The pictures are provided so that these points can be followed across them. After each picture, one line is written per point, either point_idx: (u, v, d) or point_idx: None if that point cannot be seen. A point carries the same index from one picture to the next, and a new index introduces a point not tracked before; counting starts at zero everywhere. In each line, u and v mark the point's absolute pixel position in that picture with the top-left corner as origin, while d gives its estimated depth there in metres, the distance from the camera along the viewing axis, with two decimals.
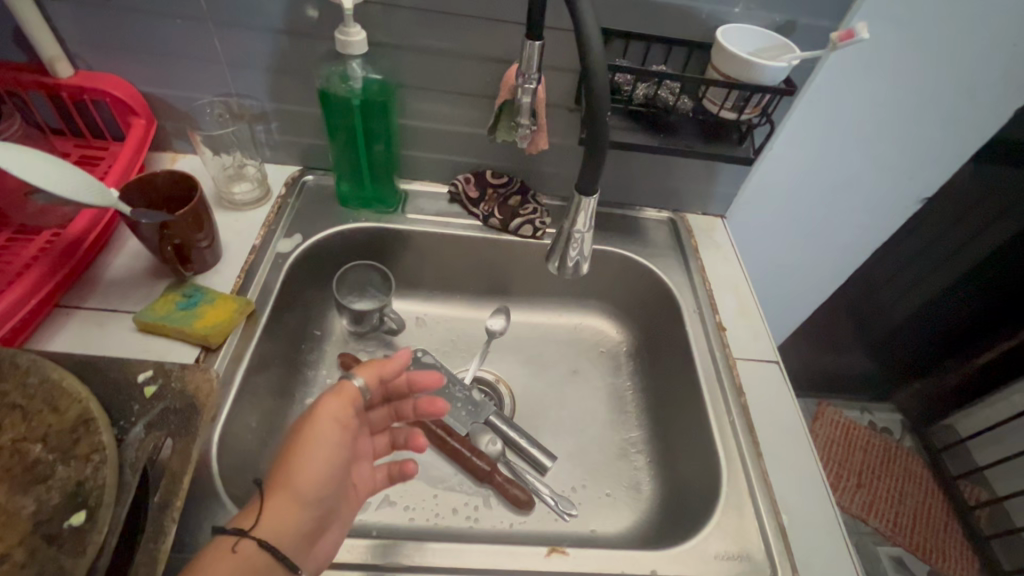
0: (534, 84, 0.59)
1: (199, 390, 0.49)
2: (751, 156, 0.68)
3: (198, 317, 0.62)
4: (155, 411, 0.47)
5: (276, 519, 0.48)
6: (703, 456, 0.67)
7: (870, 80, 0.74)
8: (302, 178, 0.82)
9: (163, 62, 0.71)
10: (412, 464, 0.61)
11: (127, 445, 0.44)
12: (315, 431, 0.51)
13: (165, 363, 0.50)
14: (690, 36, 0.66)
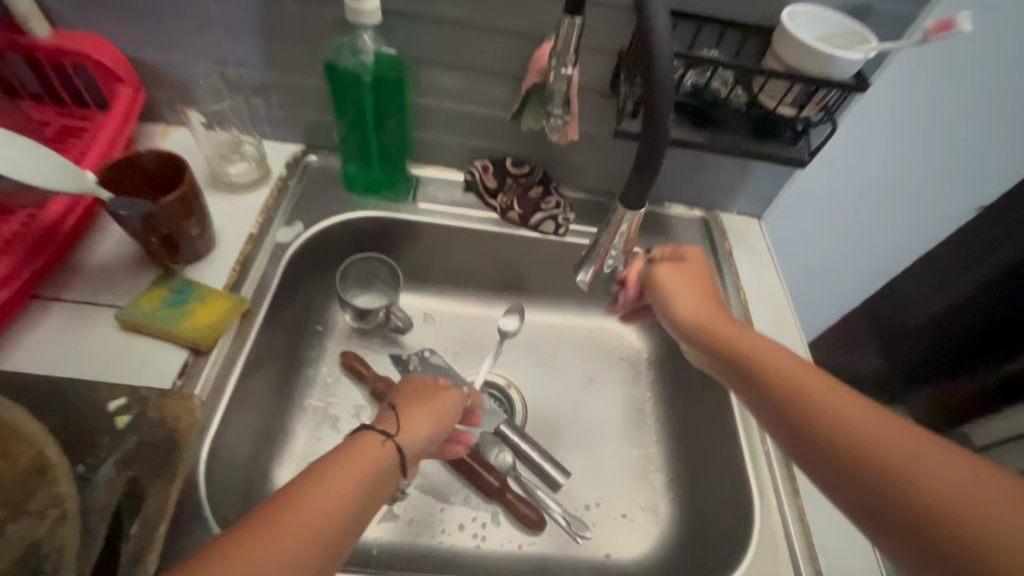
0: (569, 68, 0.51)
1: (175, 423, 0.46)
2: (806, 158, 0.61)
3: (191, 316, 0.56)
4: (124, 449, 0.44)
5: (406, 436, 0.49)
6: (732, 483, 0.62)
7: (934, 77, 0.70)
8: (305, 159, 0.75)
9: (152, 23, 0.63)
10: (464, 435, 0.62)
11: (94, 487, 0.42)
12: (437, 395, 0.54)
13: (138, 391, 0.47)
14: (750, 17, 0.57)
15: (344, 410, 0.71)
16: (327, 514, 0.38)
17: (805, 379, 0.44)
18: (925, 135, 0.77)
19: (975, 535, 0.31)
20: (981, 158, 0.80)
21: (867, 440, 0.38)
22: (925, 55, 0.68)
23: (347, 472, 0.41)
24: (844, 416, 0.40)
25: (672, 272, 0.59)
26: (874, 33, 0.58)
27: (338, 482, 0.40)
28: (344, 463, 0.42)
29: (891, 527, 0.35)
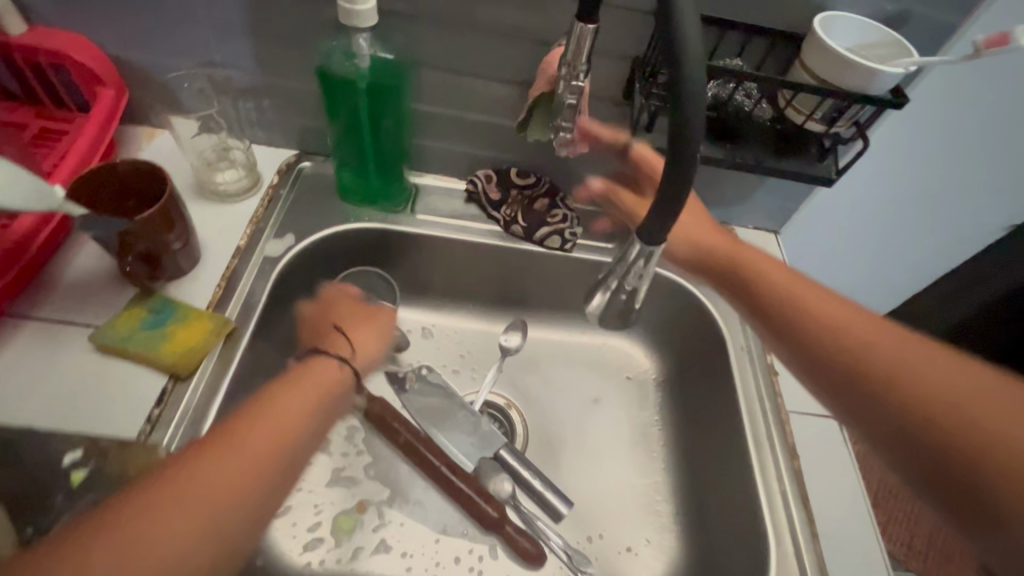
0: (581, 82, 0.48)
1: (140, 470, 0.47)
2: (833, 176, 0.56)
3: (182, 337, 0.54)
4: (81, 504, 0.46)
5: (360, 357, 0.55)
6: (746, 521, 0.59)
7: (994, 78, 0.61)
8: (298, 165, 0.71)
9: (135, 20, 0.59)
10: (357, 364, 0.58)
11: None
12: (375, 315, 0.59)
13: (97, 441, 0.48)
14: (778, 24, 0.53)
15: (336, 432, 0.67)
16: (276, 433, 0.44)
17: (833, 313, 0.47)
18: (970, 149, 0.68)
19: (955, 412, 0.40)
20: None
21: (885, 361, 0.44)
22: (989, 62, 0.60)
23: (293, 399, 0.46)
24: (857, 339, 0.45)
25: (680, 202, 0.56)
26: (913, 43, 0.53)
27: (287, 405, 0.46)
28: (290, 393, 0.47)
29: (876, 410, 0.44)
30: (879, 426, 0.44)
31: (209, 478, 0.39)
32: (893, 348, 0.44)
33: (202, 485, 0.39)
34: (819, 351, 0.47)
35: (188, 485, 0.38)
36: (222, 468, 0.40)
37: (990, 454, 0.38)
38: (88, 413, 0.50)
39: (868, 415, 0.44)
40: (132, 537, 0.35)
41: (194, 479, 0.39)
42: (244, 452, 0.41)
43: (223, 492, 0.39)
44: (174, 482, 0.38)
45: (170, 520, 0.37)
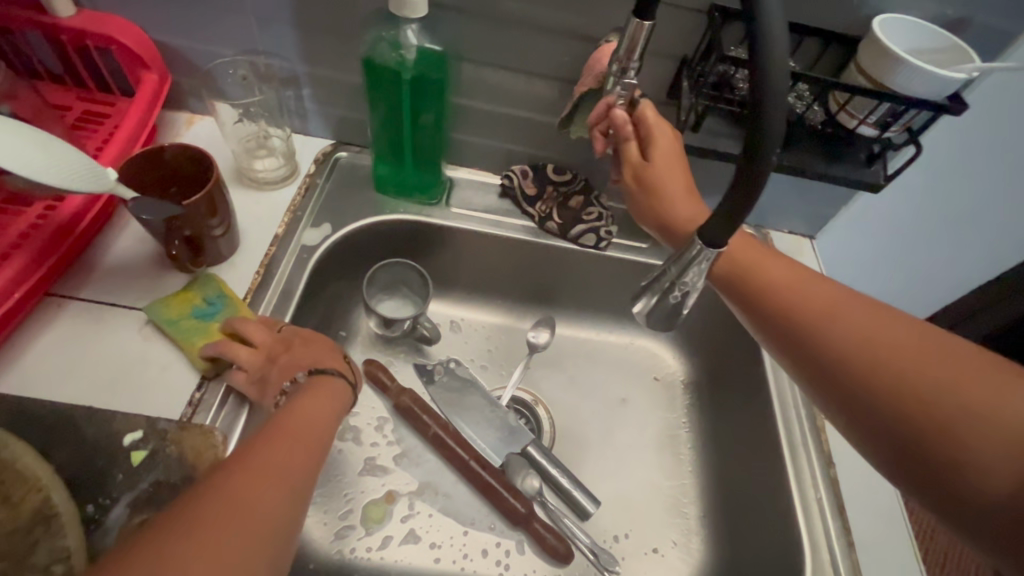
0: (623, 100, 0.51)
1: (198, 455, 0.46)
2: (882, 181, 0.55)
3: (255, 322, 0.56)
4: (139, 488, 0.44)
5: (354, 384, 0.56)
6: (780, 527, 0.58)
7: None
8: (334, 155, 0.71)
9: (180, 6, 0.59)
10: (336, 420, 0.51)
11: (107, 528, 0.43)
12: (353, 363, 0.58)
13: (156, 422, 0.47)
14: (832, 26, 0.52)
15: (366, 422, 0.67)
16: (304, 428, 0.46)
17: (835, 299, 0.46)
18: (1016, 164, 0.66)
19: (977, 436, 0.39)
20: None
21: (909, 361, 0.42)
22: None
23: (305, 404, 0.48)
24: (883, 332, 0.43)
25: (674, 177, 0.53)
26: (972, 49, 0.52)
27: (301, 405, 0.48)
28: (302, 400, 0.48)
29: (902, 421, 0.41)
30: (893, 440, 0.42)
31: (261, 470, 0.40)
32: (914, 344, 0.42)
33: (258, 475, 0.40)
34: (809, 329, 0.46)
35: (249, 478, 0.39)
36: (276, 459, 0.42)
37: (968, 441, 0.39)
38: (131, 396, 0.51)
39: (868, 409, 0.43)
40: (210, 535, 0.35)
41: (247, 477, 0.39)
42: (287, 444, 0.44)
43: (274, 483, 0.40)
44: (234, 471, 0.39)
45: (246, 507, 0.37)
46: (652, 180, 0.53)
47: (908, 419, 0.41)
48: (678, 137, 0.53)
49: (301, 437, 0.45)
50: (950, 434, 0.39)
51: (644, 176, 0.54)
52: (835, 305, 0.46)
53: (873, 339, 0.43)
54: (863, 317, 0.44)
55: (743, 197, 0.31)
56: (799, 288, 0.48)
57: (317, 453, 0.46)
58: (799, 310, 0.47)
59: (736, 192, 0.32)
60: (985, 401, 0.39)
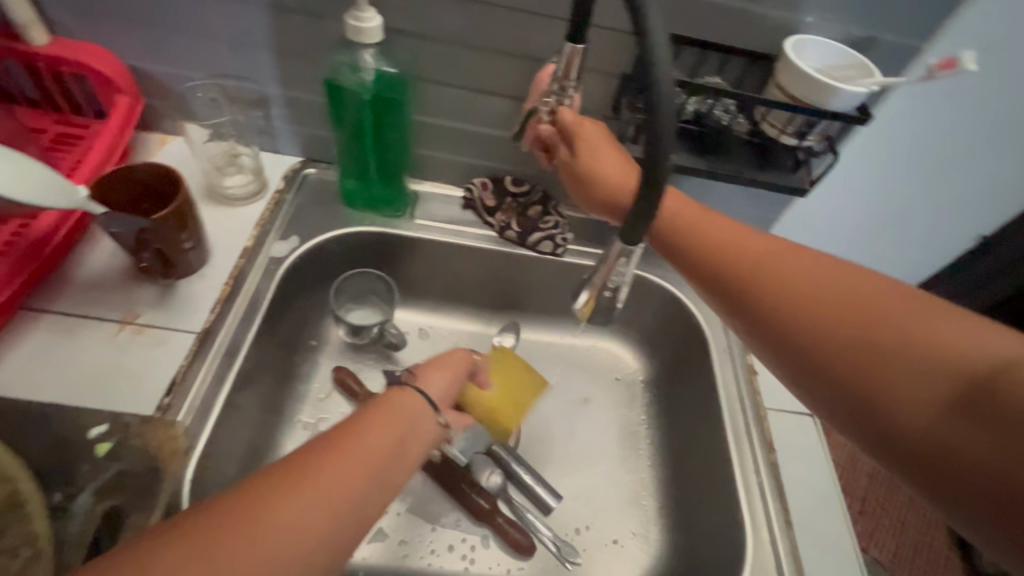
0: (545, 117, 0.55)
1: (163, 450, 0.48)
2: (807, 186, 0.60)
3: (490, 394, 0.64)
4: (105, 477, 0.47)
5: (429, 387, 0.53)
6: (727, 513, 0.62)
7: (958, 106, 0.65)
8: (303, 171, 0.74)
9: (151, 32, 0.62)
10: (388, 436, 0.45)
11: (72, 515, 0.45)
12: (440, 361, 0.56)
13: (122, 417, 0.49)
14: (753, 47, 0.57)
15: None
16: (370, 444, 0.43)
17: (778, 260, 0.48)
18: (935, 169, 0.72)
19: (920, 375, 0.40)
20: (1009, 189, 0.75)
21: (852, 313, 0.43)
22: (953, 83, 0.63)
23: (370, 432, 0.44)
24: (824, 288, 0.45)
25: (608, 159, 0.54)
26: (878, 65, 0.57)
27: (369, 427, 0.44)
28: (369, 422, 0.45)
29: (848, 373, 0.43)
30: (838, 395, 0.43)
31: (322, 481, 0.39)
32: (856, 296, 0.44)
33: (305, 504, 0.38)
34: (756, 293, 0.47)
35: (311, 478, 0.39)
36: (319, 487, 0.39)
37: (912, 384, 0.40)
38: (103, 400, 0.53)
39: (817, 363, 0.44)
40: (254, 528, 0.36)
41: (308, 474, 0.39)
42: (354, 452, 0.42)
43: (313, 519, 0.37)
44: (291, 474, 0.39)
45: (299, 508, 0.37)
46: (586, 169, 0.55)
47: (844, 363, 0.43)
48: (599, 128, 0.55)
49: (369, 448, 0.43)
50: (891, 380, 0.41)
51: (577, 169, 0.56)
52: (771, 254, 0.48)
53: (808, 285, 0.46)
54: (803, 274, 0.46)
55: (648, 193, 0.35)
56: (736, 241, 0.50)
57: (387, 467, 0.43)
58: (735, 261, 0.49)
59: (641, 195, 0.36)
60: (937, 348, 0.40)
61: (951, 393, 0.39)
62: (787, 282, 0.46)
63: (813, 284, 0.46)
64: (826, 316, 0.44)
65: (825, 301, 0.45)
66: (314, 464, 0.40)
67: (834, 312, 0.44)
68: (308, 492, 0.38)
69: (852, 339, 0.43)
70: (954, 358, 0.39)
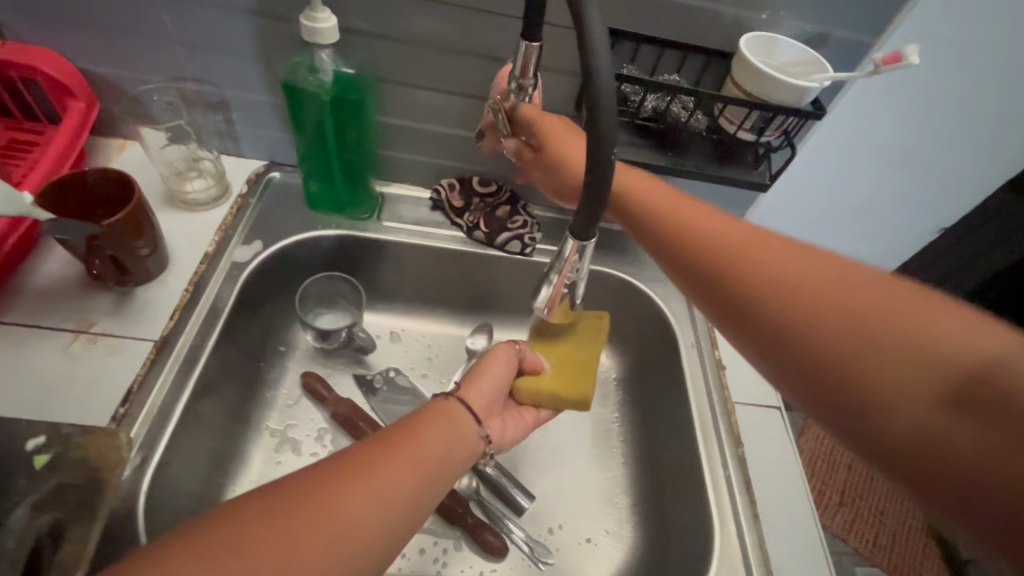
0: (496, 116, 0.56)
1: (104, 457, 0.47)
2: (767, 181, 0.61)
3: (545, 380, 0.57)
4: (45, 489, 0.45)
5: (473, 395, 0.52)
6: (695, 508, 0.62)
7: (912, 100, 0.67)
8: (267, 175, 0.73)
9: (103, 35, 0.61)
10: (444, 443, 0.44)
11: (8, 528, 0.43)
12: (489, 362, 0.55)
13: (61, 429, 0.48)
14: (710, 44, 0.58)
15: (305, 433, 0.67)
16: (431, 448, 0.43)
17: (756, 252, 0.44)
18: (892, 161, 0.74)
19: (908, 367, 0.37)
20: (966, 181, 0.77)
21: (835, 304, 0.40)
22: (897, 77, 0.64)
23: (432, 434, 0.44)
24: (801, 279, 0.42)
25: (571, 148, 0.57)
26: (832, 62, 0.58)
27: (432, 436, 0.44)
28: (426, 432, 0.44)
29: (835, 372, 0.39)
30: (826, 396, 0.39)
31: (382, 479, 0.39)
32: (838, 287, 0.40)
33: (367, 501, 0.37)
34: (729, 287, 0.44)
35: (372, 476, 0.39)
36: (376, 489, 0.38)
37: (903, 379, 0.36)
38: (55, 412, 0.52)
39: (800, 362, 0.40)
40: (304, 526, 0.35)
41: (370, 471, 0.39)
42: (413, 454, 0.42)
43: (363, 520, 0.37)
44: (353, 471, 0.38)
45: (354, 504, 0.37)
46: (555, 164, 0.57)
47: (835, 363, 0.39)
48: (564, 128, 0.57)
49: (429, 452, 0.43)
50: (885, 375, 0.37)
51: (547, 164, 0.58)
52: (749, 244, 0.45)
53: (789, 274, 0.42)
54: (782, 266, 0.43)
55: (595, 187, 0.36)
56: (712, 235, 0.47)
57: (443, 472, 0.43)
58: (711, 256, 0.46)
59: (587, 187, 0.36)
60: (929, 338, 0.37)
61: (950, 389, 0.35)
62: (763, 276, 0.43)
63: (794, 277, 0.42)
64: (808, 311, 0.40)
65: (804, 294, 0.41)
66: (376, 459, 0.40)
67: (815, 303, 0.40)
68: (366, 485, 0.38)
69: (842, 337, 0.39)
70: (955, 355, 0.36)
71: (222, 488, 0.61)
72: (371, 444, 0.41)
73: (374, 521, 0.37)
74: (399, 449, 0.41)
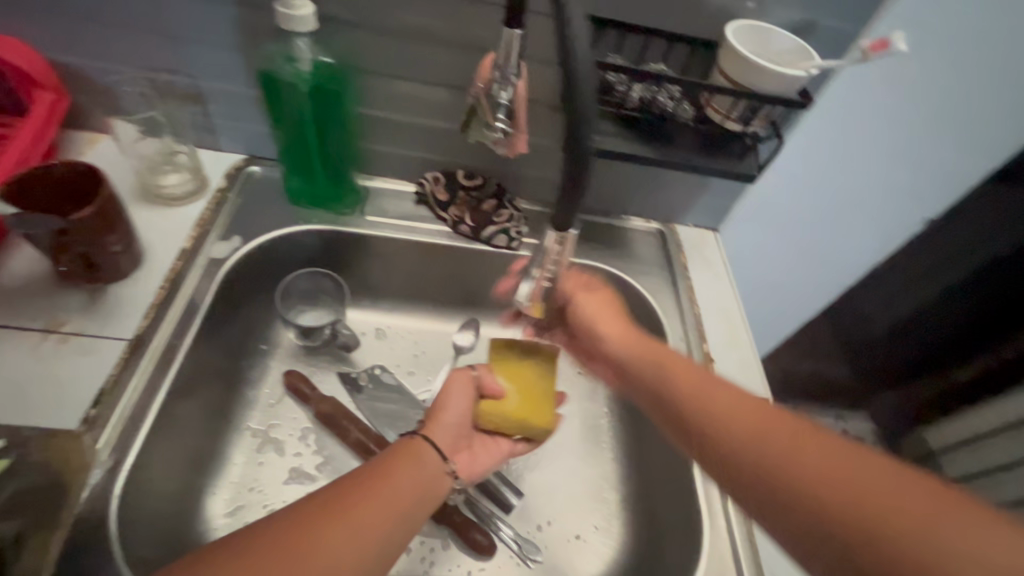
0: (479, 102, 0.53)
1: (67, 463, 0.48)
2: (755, 173, 0.60)
3: (509, 403, 0.58)
4: (7, 494, 0.46)
5: (438, 431, 0.54)
6: (683, 504, 0.61)
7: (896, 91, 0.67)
8: (246, 169, 0.72)
9: (68, 23, 0.59)
10: (413, 484, 0.47)
11: None
12: (450, 392, 0.56)
13: (21, 431, 0.48)
14: (697, 33, 0.57)
15: (288, 433, 0.66)
16: (401, 484, 0.47)
17: (736, 408, 0.43)
18: (877, 153, 0.74)
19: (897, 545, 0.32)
20: (951, 173, 0.77)
21: (812, 465, 0.37)
22: (882, 67, 0.64)
23: (402, 473, 0.48)
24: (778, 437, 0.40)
25: (582, 294, 0.59)
26: (819, 51, 0.58)
27: (402, 473, 0.48)
28: (396, 473, 0.47)
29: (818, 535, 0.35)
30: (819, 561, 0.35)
31: (358, 515, 0.43)
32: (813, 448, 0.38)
33: (347, 534, 0.41)
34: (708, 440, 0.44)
35: (349, 512, 0.42)
36: (352, 523, 0.42)
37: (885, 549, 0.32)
38: (22, 414, 0.50)
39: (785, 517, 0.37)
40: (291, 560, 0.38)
41: (346, 508, 0.42)
42: (385, 490, 0.45)
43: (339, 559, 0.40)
44: (329, 509, 0.42)
45: (336, 538, 0.41)
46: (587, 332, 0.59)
47: (805, 513, 0.36)
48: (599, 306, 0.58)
49: (401, 487, 0.47)
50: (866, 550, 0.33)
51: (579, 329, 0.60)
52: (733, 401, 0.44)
53: (764, 428, 0.41)
54: (759, 417, 0.42)
55: (578, 168, 0.38)
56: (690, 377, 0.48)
57: (417, 505, 0.47)
58: (680, 392, 0.48)
59: (570, 166, 0.39)
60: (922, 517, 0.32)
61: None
62: (737, 428, 0.42)
63: (772, 429, 0.41)
64: (784, 473, 0.38)
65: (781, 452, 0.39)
66: (350, 496, 0.43)
67: (795, 464, 0.38)
68: (344, 521, 0.42)
69: (788, 485, 0.37)
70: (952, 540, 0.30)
71: (202, 492, 0.60)
72: (349, 485, 0.44)
73: (356, 554, 0.41)
74: (371, 489, 0.45)
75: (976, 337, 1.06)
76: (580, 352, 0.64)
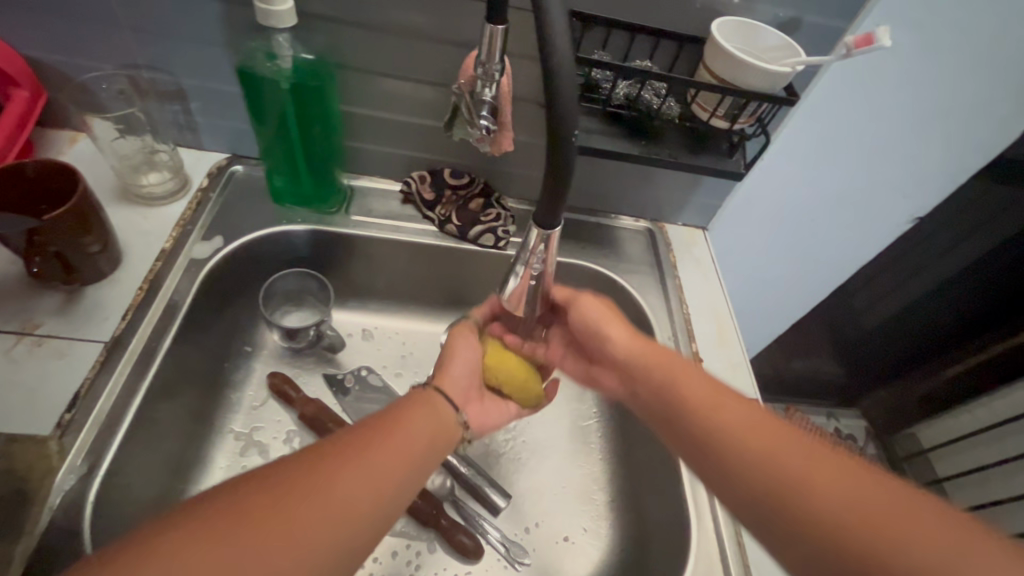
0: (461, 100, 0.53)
1: (31, 469, 0.47)
2: (743, 170, 0.60)
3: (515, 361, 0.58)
4: None
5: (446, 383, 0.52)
6: (671, 505, 0.61)
7: (882, 88, 0.67)
8: (229, 168, 0.71)
9: (41, 19, 0.57)
10: (422, 429, 0.45)
11: None
12: (454, 350, 0.56)
13: None
14: (683, 29, 0.57)
15: (272, 436, 0.65)
16: (411, 435, 0.44)
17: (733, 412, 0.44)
18: (865, 151, 0.74)
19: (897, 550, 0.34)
20: (939, 169, 0.77)
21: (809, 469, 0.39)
22: (869, 63, 0.64)
23: (413, 422, 0.45)
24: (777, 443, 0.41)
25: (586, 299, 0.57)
26: (805, 48, 0.57)
27: (414, 424, 0.45)
28: (406, 422, 0.45)
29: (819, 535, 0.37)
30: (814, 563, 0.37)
31: (368, 460, 0.40)
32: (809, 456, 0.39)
33: (357, 479, 0.39)
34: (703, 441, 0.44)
35: (359, 458, 0.40)
36: (362, 468, 0.39)
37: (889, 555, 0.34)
38: None
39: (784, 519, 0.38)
40: (296, 502, 0.36)
41: (356, 452, 0.40)
42: (396, 438, 0.43)
43: (354, 501, 0.38)
44: (338, 453, 0.39)
45: (345, 480, 0.38)
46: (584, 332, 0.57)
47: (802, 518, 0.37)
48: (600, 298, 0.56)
49: (412, 439, 0.44)
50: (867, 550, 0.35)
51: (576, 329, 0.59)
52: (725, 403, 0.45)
53: (760, 433, 0.42)
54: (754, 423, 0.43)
55: (560, 166, 0.37)
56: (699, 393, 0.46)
57: (427, 461, 0.44)
58: (674, 389, 0.48)
59: (551, 164, 0.37)
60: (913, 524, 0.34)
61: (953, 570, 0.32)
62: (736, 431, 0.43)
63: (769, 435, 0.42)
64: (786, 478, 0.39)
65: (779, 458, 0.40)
66: (360, 442, 0.41)
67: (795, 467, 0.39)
68: (354, 465, 0.39)
69: (792, 487, 0.38)
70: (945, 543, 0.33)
71: (183, 496, 0.59)
72: (361, 429, 0.42)
73: (366, 501, 0.38)
74: (380, 436, 0.42)
75: (965, 335, 1.06)
76: (580, 365, 0.61)
